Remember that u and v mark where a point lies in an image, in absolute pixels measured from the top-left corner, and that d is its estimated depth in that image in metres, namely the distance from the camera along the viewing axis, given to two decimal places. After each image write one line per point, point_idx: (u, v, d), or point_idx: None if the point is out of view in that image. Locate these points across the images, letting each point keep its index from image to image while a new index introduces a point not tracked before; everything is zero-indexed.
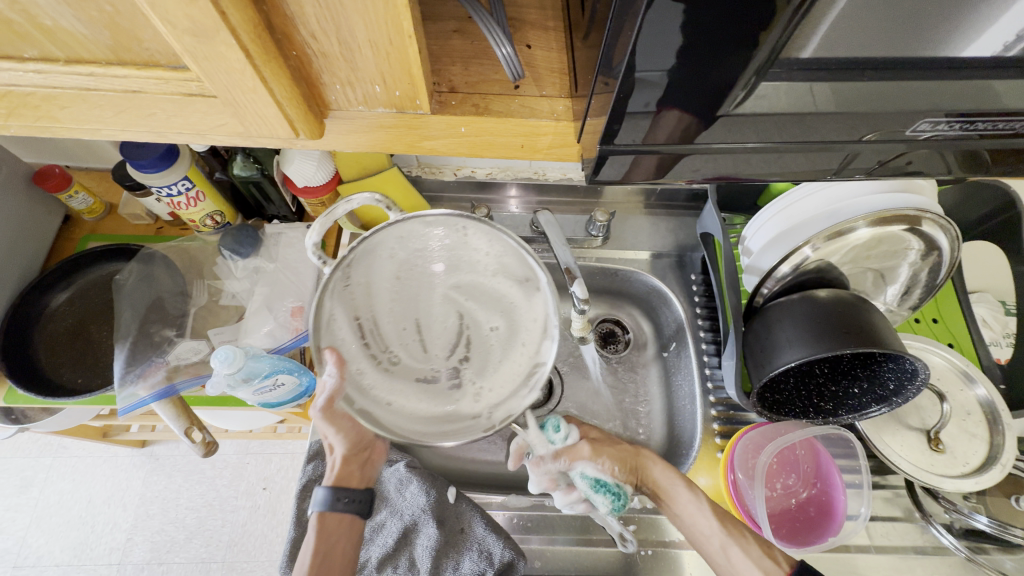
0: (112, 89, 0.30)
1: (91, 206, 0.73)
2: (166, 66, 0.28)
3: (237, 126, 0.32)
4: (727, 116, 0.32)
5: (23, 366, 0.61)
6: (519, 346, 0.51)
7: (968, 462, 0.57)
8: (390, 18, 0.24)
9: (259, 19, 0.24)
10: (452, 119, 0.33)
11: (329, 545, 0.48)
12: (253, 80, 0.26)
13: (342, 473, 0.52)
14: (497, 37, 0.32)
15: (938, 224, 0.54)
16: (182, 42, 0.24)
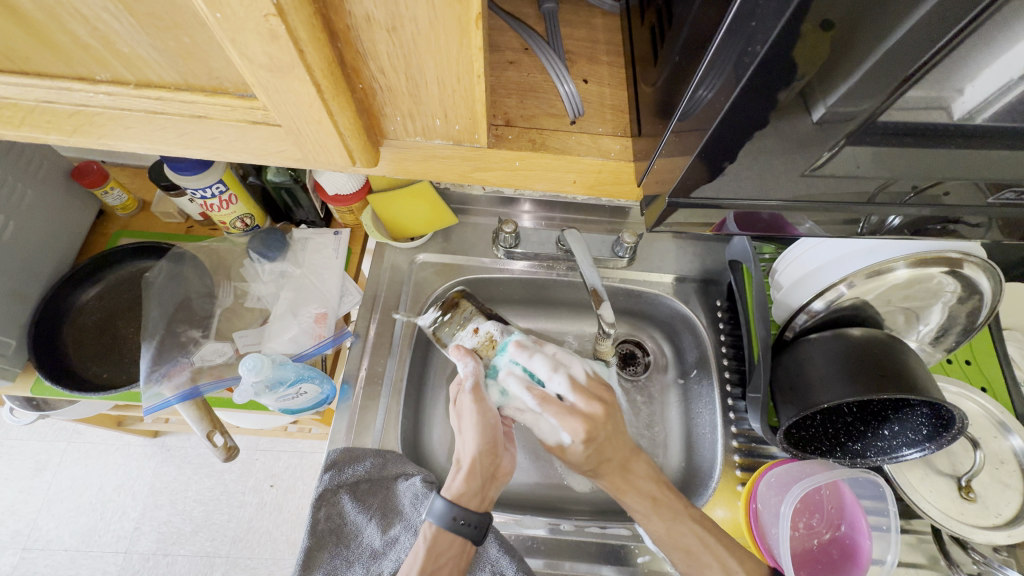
0: (179, 113, 0.31)
1: (125, 203, 0.74)
2: (234, 94, 0.30)
3: (294, 153, 0.32)
4: (806, 177, 0.33)
5: (51, 358, 0.62)
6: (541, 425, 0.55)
7: (1000, 514, 0.56)
8: (463, 61, 0.24)
9: (333, 56, 0.24)
10: (506, 153, 0.33)
11: (436, 565, 0.49)
12: (320, 113, 0.27)
13: (467, 490, 0.52)
14: (561, 75, 0.35)
15: (981, 267, 0.53)
16: (256, 75, 0.24)
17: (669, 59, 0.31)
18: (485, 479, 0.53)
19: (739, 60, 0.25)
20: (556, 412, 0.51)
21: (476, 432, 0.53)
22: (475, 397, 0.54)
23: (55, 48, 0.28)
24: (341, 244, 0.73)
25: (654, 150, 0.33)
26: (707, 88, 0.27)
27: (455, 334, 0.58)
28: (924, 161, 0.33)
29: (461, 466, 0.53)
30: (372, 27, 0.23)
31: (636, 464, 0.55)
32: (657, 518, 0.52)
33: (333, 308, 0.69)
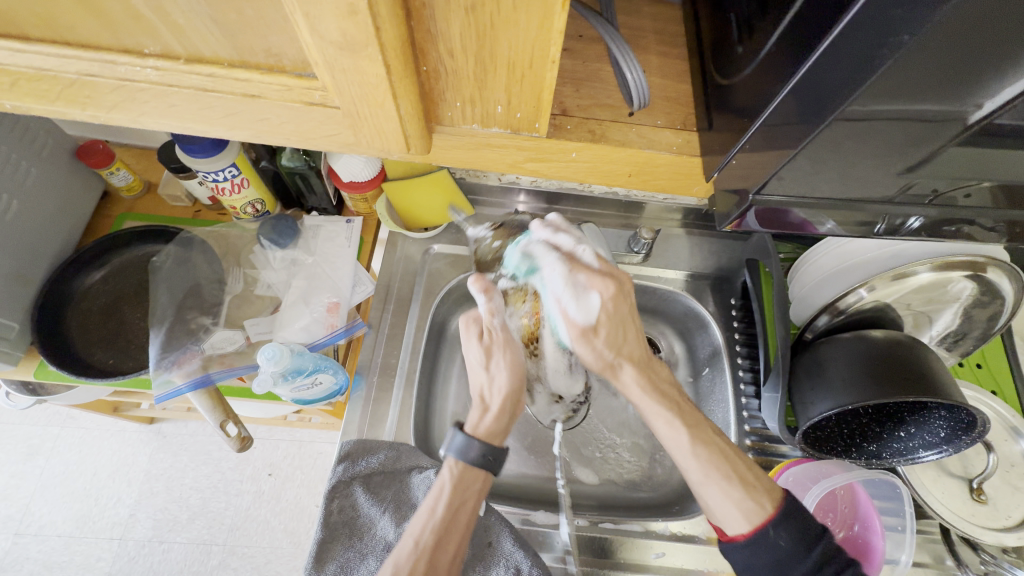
0: (228, 91, 0.30)
1: (131, 184, 0.72)
2: (291, 74, 0.28)
3: (346, 137, 0.32)
4: (869, 167, 0.33)
5: (57, 343, 0.60)
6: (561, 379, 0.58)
7: (1010, 516, 0.56)
8: (539, 43, 0.24)
9: (406, 36, 0.24)
10: (564, 144, 0.33)
11: (461, 500, 0.48)
12: (385, 94, 0.26)
13: (490, 429, 0.50)
14: (627, 61, 0.33)
15: (1005, 271, 0.53)
16: (325, 52, 0.24)
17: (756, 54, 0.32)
18: (511, 418, 0.52)
19: (864, 56, 0.25)
20: (586, 275, 0.47)
21: (510, 372, 0.51)
22: (504, 336, 0.51)
23: (101, 17, 0.26)
24: (354, 232, 0.71)
25: (732, 147, 0.35)
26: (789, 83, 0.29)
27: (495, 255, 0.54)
28: (977, 162, 0.32)
29: (487, 407, 0.51)
30: (450, 5, 0.22)
31: (631, 327, 0.50)
32: (679, 427, 0.48)
33: (346, 298, 0.67)
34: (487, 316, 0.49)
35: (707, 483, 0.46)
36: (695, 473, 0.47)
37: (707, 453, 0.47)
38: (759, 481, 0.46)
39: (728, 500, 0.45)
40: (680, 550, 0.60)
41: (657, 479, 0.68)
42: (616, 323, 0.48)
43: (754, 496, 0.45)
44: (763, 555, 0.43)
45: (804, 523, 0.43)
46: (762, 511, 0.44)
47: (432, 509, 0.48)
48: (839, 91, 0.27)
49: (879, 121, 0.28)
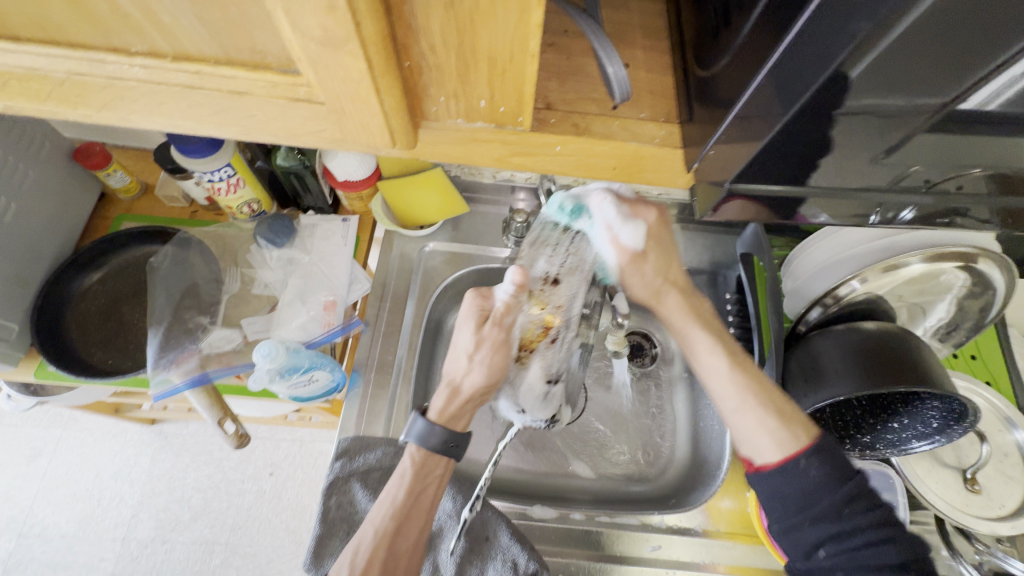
0: (215, 89, 0.30)
1: (127, 186, 0.72)
2: (276, 70, 0.29)
3: (334, 134, 0.32)
4: (853, 161, 0.33)
5: (56, 343, 0.61)
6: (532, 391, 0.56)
7: (1003, 505, 0.57)
8: (519, 36, 0.25)
9: (387, 31, 0.24)
10: (549, 138, 0.34)
11: (421, 487, 0.49)
12: (368, 90, 0.27)
13: (458, 413, 0.51)
14: (607, 55, 0.32)
15: (995, 262, 0.53)
16: (307, 48, 0.24)
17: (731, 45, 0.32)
18: (473, 408, 0.53)
19: (827, 47, 0.25)
20: (630, 207, 0.52)
21: (490, 368, 0.51)
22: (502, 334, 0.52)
23: (90, 18, 0.27)
24: (349, 230, 0.72)
25: (708, 138, 0.35)
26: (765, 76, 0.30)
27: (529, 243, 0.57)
28: (959, 149, 0.33)
29: (457, 394, 0.51)
30: (429, 0, 0.23)
31: (676, 253, 0.54)
32: (719, 353, 0.50)
33: (343, 296, 0.68)
34: (502, 308, 0.51)
35: (743, 411, 0.47)
36: (732, 399, 0.48)
37: (744, 377, 0.48)
38: (789, 411, 0.46)
39: (759, 426, 0.45)
40: (676, 543, 0.60)
41: (653, 473, 0.69)
42: (658, 239, 0.53)
43: (788, 426, 0.45)
44: (794, 484, 0.42)
45: (842, 462, 0.43)
46: (796, 442, 0.44)
47: (391, 495, 0.48)
48: (817, 80, 0.27)
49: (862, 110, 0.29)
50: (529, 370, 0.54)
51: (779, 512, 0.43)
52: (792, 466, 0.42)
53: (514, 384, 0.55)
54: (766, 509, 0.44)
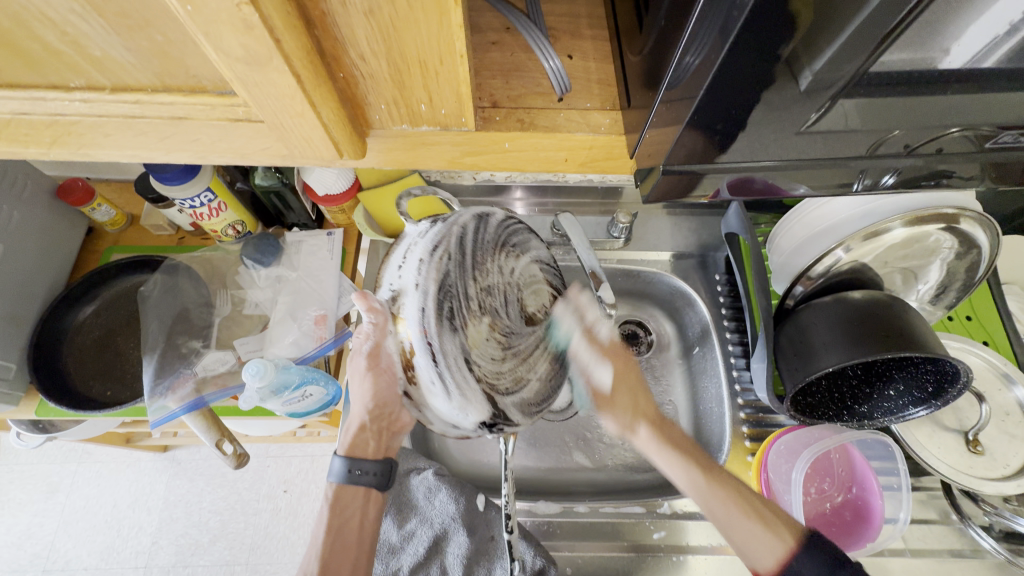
0: (157, 116, 0.31)
1: (114, 218, 0.73)
2: (213, 92, 0.30)
3: (280, 149, 0.33)
4: (803, 133, 0.34)
5: (55, 379, 0.62)
6: (443, 399, 0.41)
7: (1008, 464, 0.56)
8: (443, 41, 0.26)
9: (311, 45, 0.25)
10: (495, 134, 0.35)
11: (343, 520, 0.48)
12: (303, 104, 0.28)
13: (357, 440, 0.51)
14: (545, 51, 0.36)
15: (977, 221, 0.53)
16: (234, 69, 0.25)
17: (653, 29, 0.33)
18: (379, 433, 0.52)
19: (728, 21, 0.25)
20: (600, 352, 0.53)
21: (367, 394, 0.48)
22: (370, 362, 0.46)
23: (31, 55, 0.28)
24: (335, 244, 0.72)
25: (643, 123, 0.35)
26: (694, 54, 0.29)
27: (390, 266, 0.43)
28: (904, 106, 0.33)
29: (352, 425, 0.51)
30: (348, 12, 0.24)
31: (641, 397, 0.54)
32: (694, 469, 0.49)
33: (332, 309, 0.69)
34: (363, 338, 0.43)
35: (733, 525, 0.46)
36: (713, 515, 0.47)
37: (722, 492, 0.47)
38: (768, 516, 0.46)
39: (755, 542, 0.45)
40: (683, 528, 0.60)
41: None
42: (630, 388, 0.53)
43: (773, 530, 0.45)
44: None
45: (821, 551, 0.43)
46: (788, 550, 0.44)
47: (316, 534, 0.48)
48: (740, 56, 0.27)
49: (796, 80, 0.29)
50: (424, 394, 0.41)
51: None
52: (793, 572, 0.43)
53: (422, 408, 0.43)
54: None
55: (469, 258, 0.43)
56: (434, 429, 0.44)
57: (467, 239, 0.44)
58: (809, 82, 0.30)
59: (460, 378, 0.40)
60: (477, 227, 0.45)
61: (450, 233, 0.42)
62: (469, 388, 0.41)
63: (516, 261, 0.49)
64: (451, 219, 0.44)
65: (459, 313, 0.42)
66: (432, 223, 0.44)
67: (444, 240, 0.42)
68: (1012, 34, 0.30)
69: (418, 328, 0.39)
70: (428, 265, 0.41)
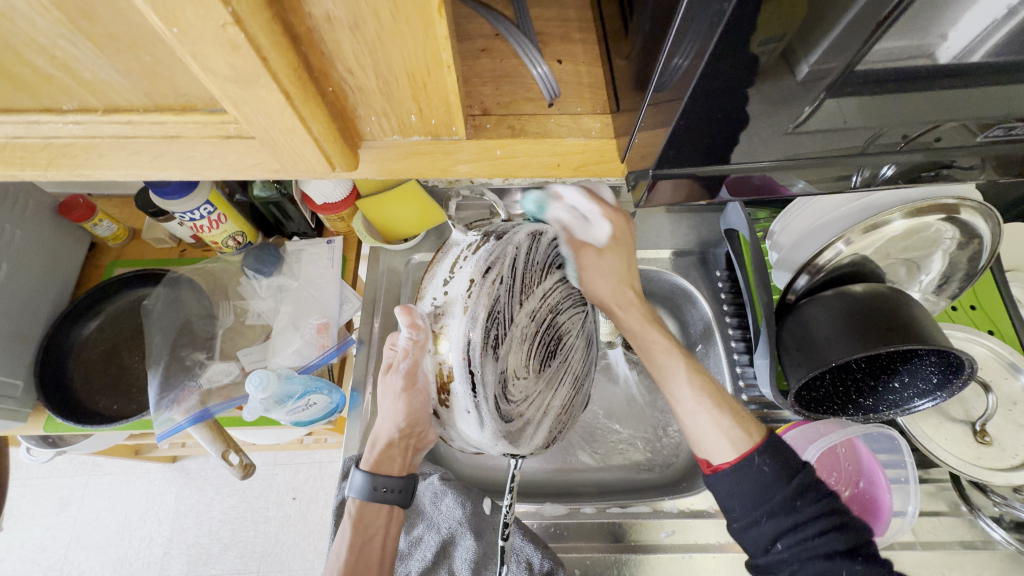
0: (149, 135, 0.32)
1: (116, 233, 0.74)
2: (203, 110, 0.30)
3: (273, 164, 0.33)
4: (793, 133, 0.34)
5: (62, 395, 0.62)
6: (470, 419, 0.42)
7: (1017, 454, 0.56)
8: (430, 51, 0.26)
9: (298, 61, 0.25)
10: (486, 142, 0.35)
11: (365, 539, 0.49)
12: (293, 120, 0.28)
13: (383, 457, 0.51)
14: (533, 57, 0.37)
15: (977, 211, 0.53)
16: (222, 88, 0.25)
17: (638, 32, 0.33)
18: (405, 449, 0.53)
19: (708, 27, 0.25)
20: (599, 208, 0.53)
21: (399, 411, 0.48)
22: (407, 381, 0.45)
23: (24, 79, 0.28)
24: (335, 252, 0.72)
25: (632, 126, 0.35)
26: (683, 56, 0.28)
27: (437, 276, 0.42)
28: (896, 101, 0.33)
29: (377, 441, 0.52)
30: (335, 28, 0.25)
31: (630, 258, 0.55)
32: (679, 358, 0.55)
33: (335, 317, 0.69)
34: (403, 352, 0.42)
35: (700, 412, 0.52)
36: (689, 403, 0.53)
37: (701, 382, 0.53)
38: (733, 411, 0.52)
39: (715, 434, 0.50)
40: (691, 526, 0.60)
41: (664, 458, 0.69)
42: (605, 258, 0.54)
43: (743, 429, 0.50)
44: (747, 480, 0.47)
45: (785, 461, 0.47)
46: (749, 444, 0.49)
47: (339, 550, 0.48)
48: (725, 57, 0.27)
49: (784, 78, 0.29)
50: (454, 417, 0.42)
51: (738, 510, 0.47)
52: (745, 462, 0.47)
53: (447, 427, 0.44)
54: (722, 502, 0.48)
55: (518, 285, 0.43)
56: (453, 445, 0.47)
57: (519, 262, 0.43)
58: (806, 73, 0.29)
59: (495, 410, 0.42)
60: (529, 249, 0.44)
61: (505, 256, 0.41)
62: (499, 415, 0.42)
63: (557, 288, 0.49)
64: (507, 235, 0.42)
65: (503, 341, 0.42)
66: (483, 235, 0.42)
67: (498, 261, 0.41)
68: (1010, 16, 0.31)
69: (461, 354, 0.39)
70: (482, 287, 0.40)
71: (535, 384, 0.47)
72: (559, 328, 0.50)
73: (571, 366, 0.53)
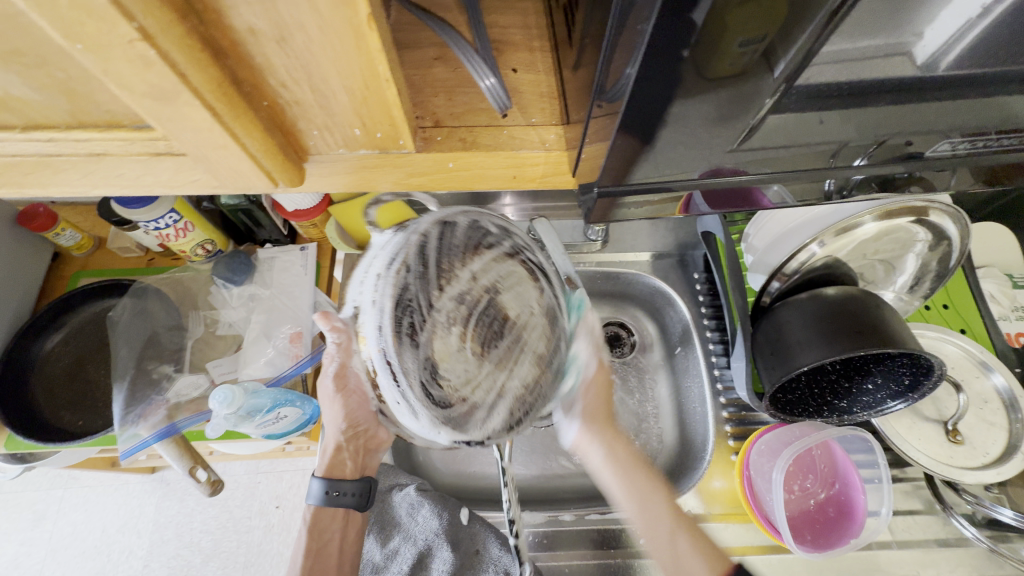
0: (74, 153, 0.31)
1: (80, 242, 0.71)
2: (130, 126, 0.29)
3: (212, 181, 0.33)
4: (735, 153, 0.34)
5: (20, 412, 0.60)
6: (404, 415, 0.35)
7: (988, 453, 0.56)
8: (363, 65, 0.26)
9: (224, 76, 0.25)
10: (439, 154, 0.35)
11: (322, 544, 0.48)
12: (224, 138, 0.27)
13: (334, 460, 0.50)
14: (480, 71, 0.36)
15: (947, 214, 0.53)
16: (143, 105, 0.25)
17: (580, 39, 0.32)
18: (356, 451, 0.52)
19: (633, 38, 0.25)
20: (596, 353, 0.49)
21: (337, 413, 0.50)
22: (338, 383, 0.49)
23: None
24: (308, 259, 0.71)
25: (581, 137, 0.34)
26: (632, 66, 0.26)
27: (352, 278, 0.38)
28: (852, 104, 0.33)
29: (327, 447, 0.50)
30: (261, 44, 0.24)
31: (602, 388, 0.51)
32: (644, 469, 0.50)
33: (308, 326, 0.67)
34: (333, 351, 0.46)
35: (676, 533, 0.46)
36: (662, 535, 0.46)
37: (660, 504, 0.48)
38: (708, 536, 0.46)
39: (644, 507, 0.48)
40: None
41: (644, 462, 0.68)
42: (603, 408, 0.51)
43: (716, 555, 0.45)
44: None
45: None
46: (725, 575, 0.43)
47: (294, 558, 0.47)
48: (668, 72, 0.26)
49: (762, 76, 0.28)
50: (392, 415, 0.36)
51: None
52: None
53: (398, 425, 0.38)
54: None
55: (434, 270, 0.38)
56: (416, 443, 0.40)
57: (430, 248, 0.38)
58: (776, 74, 0.28)
59: (427, 396, 0.36)
60: (442, 233, 0.39)
61: (411, 243, 0.36)
62: (435, 402, 0.36)
63: (494, 264, 0.41)
64: (413, 225, 0.38)
65: (422, 328, 0.37)
66: (397, 231, 0.38)
67: (404, 250, 0.36)
68: (984, 16, 0.30)
69: (377, 346, 0.34)
70: (384, 277, 0.35)
71: (478, 363, 0.40)
72: (502, 308, 0.41)
73: (529, 347, 0.43)
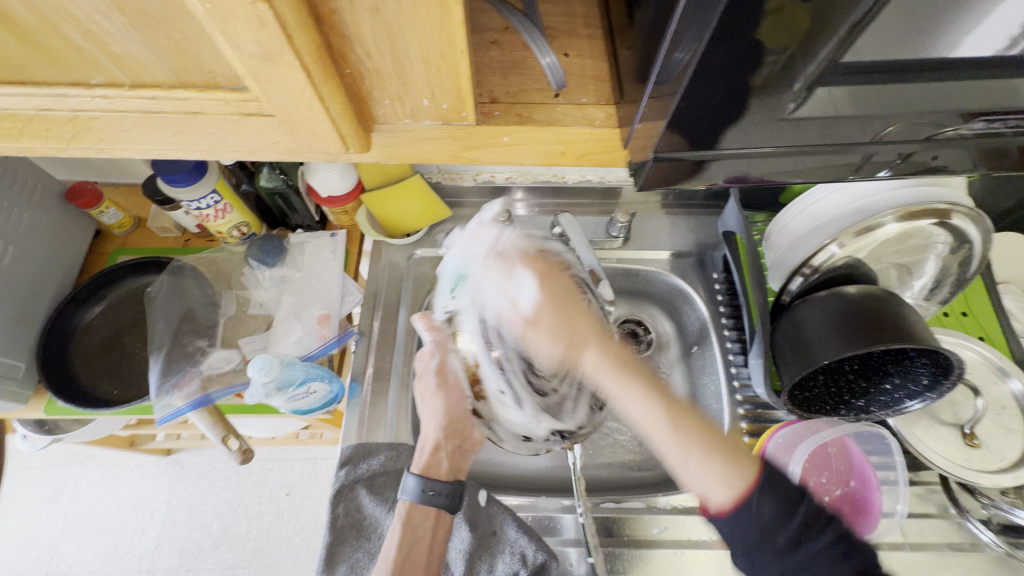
0: (174, 111, 0.34)
1: (121, 221, 0.74)
2: (226, 88, 0.33)
3: (289, 143, 0.36)
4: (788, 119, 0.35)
5: (61, 377, 0.63)
6: (504, 398, 0.54)
7: (1005, 457, 0.57)
8: (444, 36, 0.28)
9: (320, 41, 0.27)
10: (494, 128, 0.37)
11: (414, 540, 0.49)
12: (312, 98, 0.30)
13: (432, 462, 0.53)
14: (542, 49, 0.39)
15: (969, 216, 0.54)
16: (246, 63, 0.28)
17: (643, 25, 0.34)
18: (452, 449, 0.54)
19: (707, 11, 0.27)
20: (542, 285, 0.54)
21: (438, 410, 0.55)
22: (439, 380, 0.56)
23: (52, 56, 0.31)
24: (338, 245, 0.73)
25: (636, 113, 0.36)
26: (683, 51, 0.30)
27: None
28: (885, 97, 0.34)
29: (424, 446, 0.54)
30: (354, 10, 0.27)
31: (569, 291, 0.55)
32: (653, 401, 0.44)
33: (336, 309, 0.70)
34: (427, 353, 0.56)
35: (686, 460, 0.42)
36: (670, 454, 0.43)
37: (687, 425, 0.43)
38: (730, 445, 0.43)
39: (645, 407, 0.44)
40: (682, 522, 0.60)
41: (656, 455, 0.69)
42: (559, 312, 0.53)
43: (736, 468, 0.42)
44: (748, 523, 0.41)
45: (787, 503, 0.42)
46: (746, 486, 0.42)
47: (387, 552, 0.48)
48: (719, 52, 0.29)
49: (780, 92, 0.32)
50: (495, 407, 0.55)
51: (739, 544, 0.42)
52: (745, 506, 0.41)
53: (492, 425, 0.56)
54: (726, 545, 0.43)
55: None
56: (506, 446, 0.57)
57: None
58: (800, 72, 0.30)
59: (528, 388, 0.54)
60: None
61: None
62: (525, 393, 0.54)
63: None
64: None
65: None
66: None
67: None
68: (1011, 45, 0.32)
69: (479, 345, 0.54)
70: None
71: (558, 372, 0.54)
72: None
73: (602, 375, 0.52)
